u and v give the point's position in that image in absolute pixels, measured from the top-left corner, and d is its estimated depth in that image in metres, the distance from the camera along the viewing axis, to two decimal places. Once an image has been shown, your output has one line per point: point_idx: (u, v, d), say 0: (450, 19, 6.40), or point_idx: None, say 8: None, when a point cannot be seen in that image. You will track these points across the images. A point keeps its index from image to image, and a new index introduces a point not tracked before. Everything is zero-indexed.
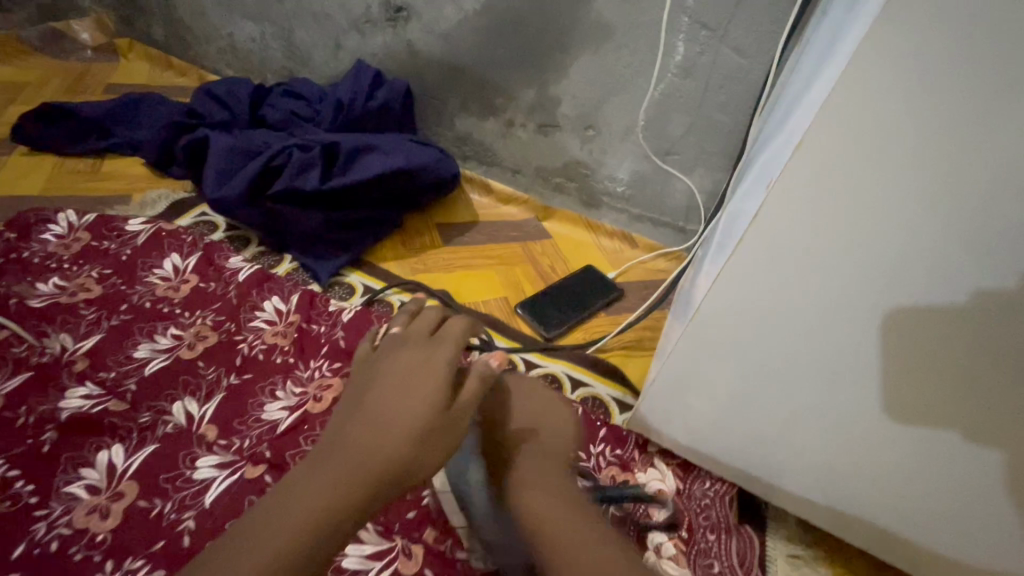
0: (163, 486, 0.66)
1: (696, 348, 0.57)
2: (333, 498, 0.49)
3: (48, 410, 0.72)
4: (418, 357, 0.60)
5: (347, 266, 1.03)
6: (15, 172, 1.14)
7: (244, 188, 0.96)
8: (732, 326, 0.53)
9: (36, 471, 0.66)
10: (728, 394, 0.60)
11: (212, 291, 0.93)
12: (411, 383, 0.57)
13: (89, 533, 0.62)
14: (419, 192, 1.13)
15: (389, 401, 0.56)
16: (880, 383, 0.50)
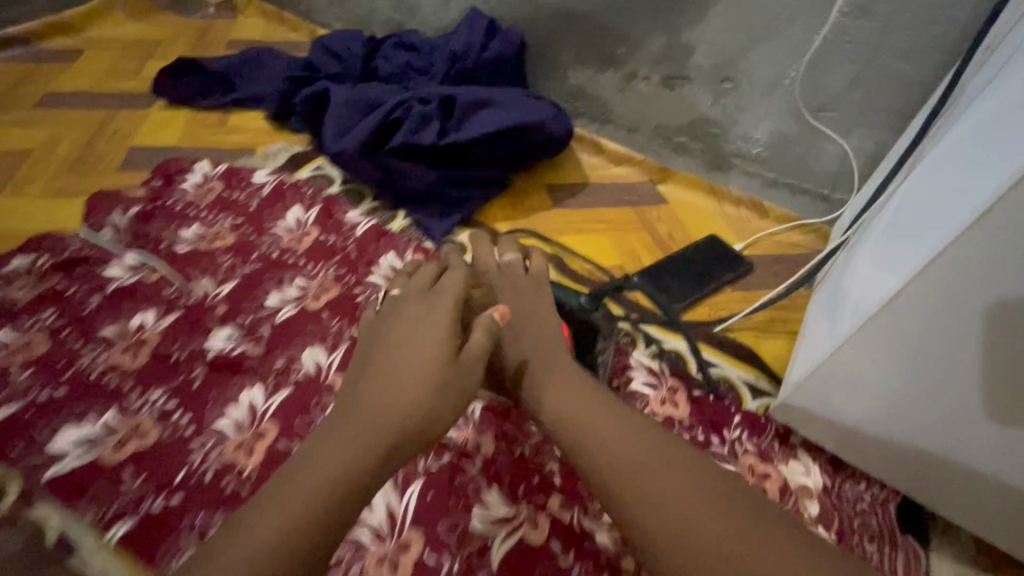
0: (299, 430, 0.69)
1: (851, 364, 0.58)
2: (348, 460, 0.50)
3: (196, 349, 0.77)
4: (417, 328, 0.62)
5: (460, 226, 1.00)
6: (155, 123, 1.21)
7: (364, 142, 0.96)
8: (887, 337, 0.54)
9: (190, 405, 0.71)
10: (880, 414, 0.59)
11: (332, 244, 0.94)
12: (413, 355, 0.59)
13: (236, 468, 0.66)
14: (531, 152, 1.07)
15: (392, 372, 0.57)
16: (949, 374, 0.53)
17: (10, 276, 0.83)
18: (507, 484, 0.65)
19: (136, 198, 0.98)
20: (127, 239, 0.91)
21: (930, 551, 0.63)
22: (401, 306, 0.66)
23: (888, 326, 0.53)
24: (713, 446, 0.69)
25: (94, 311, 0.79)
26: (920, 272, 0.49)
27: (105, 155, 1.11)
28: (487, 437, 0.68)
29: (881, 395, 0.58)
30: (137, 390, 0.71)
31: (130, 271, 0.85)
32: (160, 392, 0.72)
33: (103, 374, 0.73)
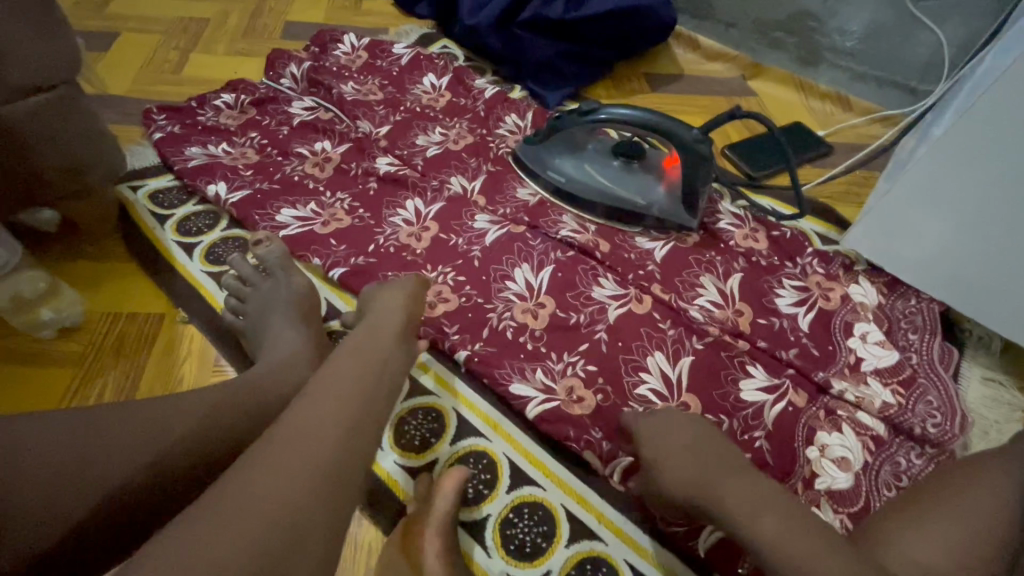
0: (454, 226, 0.88)
1: (907, 195, 0.74)
2: (333, 425, 0.46)
3: (369, 167, 0.96)
4: (374, 320, 0.62)
5: (570, 98, 1.15)
6: (302, 4, 1.38)
7: (496, 14, 1.12)
8: (940, 168, 0.70)
9: (370, 204, 0.91)
10: (928, 239, 0.75)
11: (464, 104, 1.11)
12: (369, 340, 0.58)
13: (410, 247, 0.85)
14: (637, 36, 1.20)
15: (353, 356, 0.55)
16: (983, 209, 0.69)
17: (220, 107, 1.04)
18: (618, 274, 0.82)
19: (304, 58, 1.16)
20: (301, 88, 1.11)
21: (964, 356, 0.77)
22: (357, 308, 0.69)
23: (942, 171, 0.70)
24: (787, 267, 0.84)
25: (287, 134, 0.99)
26: (972, 108, 0.64)
27: (267, 26, 1.29)
28: (603, 240, 0.85)
29: (931, 224, 0.74)
30: (329, 191, 0.92)
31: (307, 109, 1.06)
32: (347, 194, 0.92)
33: (302, 178, 0.94)
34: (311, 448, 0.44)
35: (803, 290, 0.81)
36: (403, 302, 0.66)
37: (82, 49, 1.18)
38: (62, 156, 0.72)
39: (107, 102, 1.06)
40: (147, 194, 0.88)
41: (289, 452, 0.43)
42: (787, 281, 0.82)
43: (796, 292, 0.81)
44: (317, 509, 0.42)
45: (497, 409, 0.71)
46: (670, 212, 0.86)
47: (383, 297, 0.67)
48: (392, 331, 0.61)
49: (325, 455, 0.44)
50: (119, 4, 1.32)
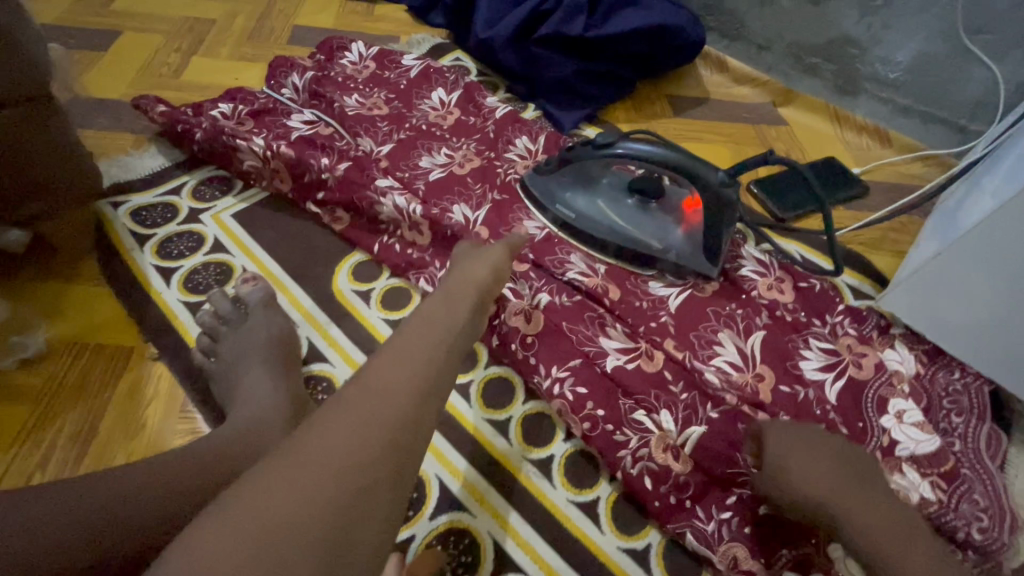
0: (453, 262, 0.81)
1: (960, 258, 0.65)
2: (401, 391, 0.45)
3: None
4: (457, 279, 0.60)
5: (587, 121, 1.07)
6: (312, 8, 1.32)
7: (513, 30, 1.04)
8: (1003, 232, 0.61)
9: (364, 235, 0.84)
10: (979, 308, 0.67)
11: (473, 124, 1.04)
12: (450, 303, 0.56)
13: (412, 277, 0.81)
14: (662, 57, 1.12)
15: (428, 318, 0.53)
16: None
17: (216, 117, 0.98)
18: (629, 325, 0.75)
19: (308, 67, 1.10)
20: (302, 98, 1.05)
21: (1011, 442, 0.69)
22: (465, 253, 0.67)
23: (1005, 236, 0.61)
24: (815, 326, 0.76)
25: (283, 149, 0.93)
26: None
27: (273, 30, 1.24)
28: (612, 286, 0.78)
29: (985, 293, 0.66)
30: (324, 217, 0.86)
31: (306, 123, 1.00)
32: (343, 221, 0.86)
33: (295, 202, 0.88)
34: (377, 418, 0.43)
35: (832, 354, 0.73)
36: (486, 270, 0.62)
37: (80, 48, 1.14)
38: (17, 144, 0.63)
39: (100, 106, 1.01)
40: (128, 210, 0.83)
41: (357, 415, 0.42)
42: (815, 342, 0.74)
43: (824, 356, 0.73)
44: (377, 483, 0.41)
45: (468, 462, 0.65)
46: (687, 259, 0.79)
47: (472, 256, 0.65)
48: (474, 295, 0.59)
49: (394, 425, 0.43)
50: (124, 0, 1.27)
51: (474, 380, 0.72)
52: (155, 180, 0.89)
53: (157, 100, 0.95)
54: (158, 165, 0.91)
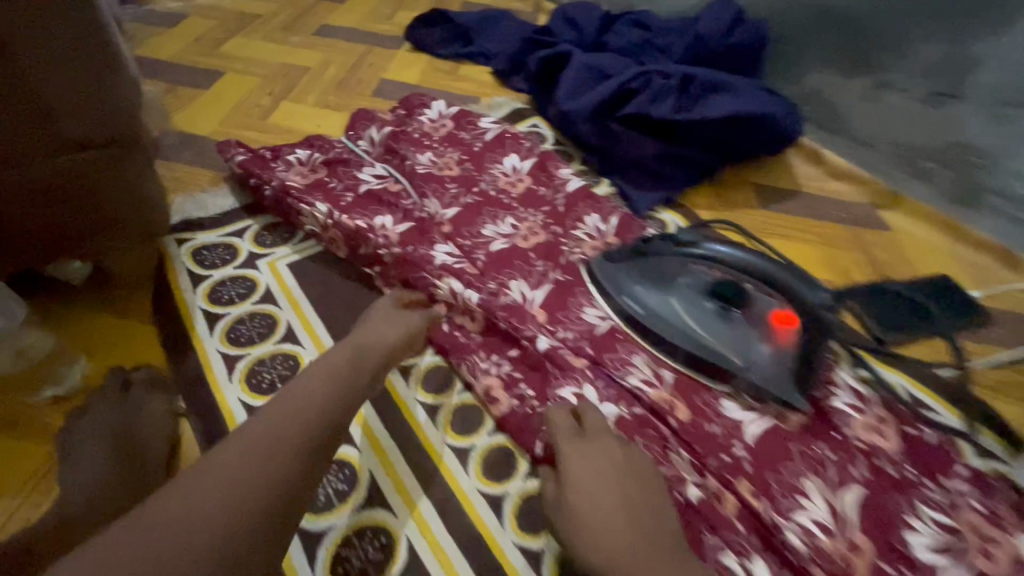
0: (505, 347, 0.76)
1: None
2: (278, 458, 0.47)
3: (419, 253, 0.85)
4: (358, 340, 0.62)
5: (663, 204, 1.00)
6: (400, 63, 1.35)
7: (595, 104, 1.00)
8: None
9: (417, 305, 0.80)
10: None
11: (542, 195, 1.00)
12: (344, 364, 0.58)
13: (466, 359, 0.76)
14: (751, 145, 1.05)
15: (322, 380, 0.55)
16: None
17: (292, 162, 0.98)
18: (698, 454, 0.65)
19: (387, 121, 1.11)
20: (376, 152, 1.05)
21: None
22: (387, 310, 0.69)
23: None
24: (930, 492, 0.63)
25: (348, 202, 0.92)
26: None
27: (360, 81, 1.27)
28: (680, 404, 0.69)
29: None
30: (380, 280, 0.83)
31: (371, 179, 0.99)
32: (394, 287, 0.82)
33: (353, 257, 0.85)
34: (265, 485, 0.45)
35: (950, 532, 0.60)
36: (400, 335, 0.66)
37: (186, 85, 1.21)
38: (70, 135, 0.58)
39: (188, 141, 1.05)
40: (191, 248, 0.83)
41: (225, 474, 0.45)
42: (931, 515, 0.61)
43: (938, 534, 0.60)
44: (257, 543, 0.43)
45: None
46: (772, 382, 0.68)
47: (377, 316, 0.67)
48: (377, 359, 0.62)
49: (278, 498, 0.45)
50: (231, 44, 1.36)
51: (507, 495, 0.67)
52: (223, 220, 0.89)
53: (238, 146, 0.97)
54: (230, 206, 0.92)
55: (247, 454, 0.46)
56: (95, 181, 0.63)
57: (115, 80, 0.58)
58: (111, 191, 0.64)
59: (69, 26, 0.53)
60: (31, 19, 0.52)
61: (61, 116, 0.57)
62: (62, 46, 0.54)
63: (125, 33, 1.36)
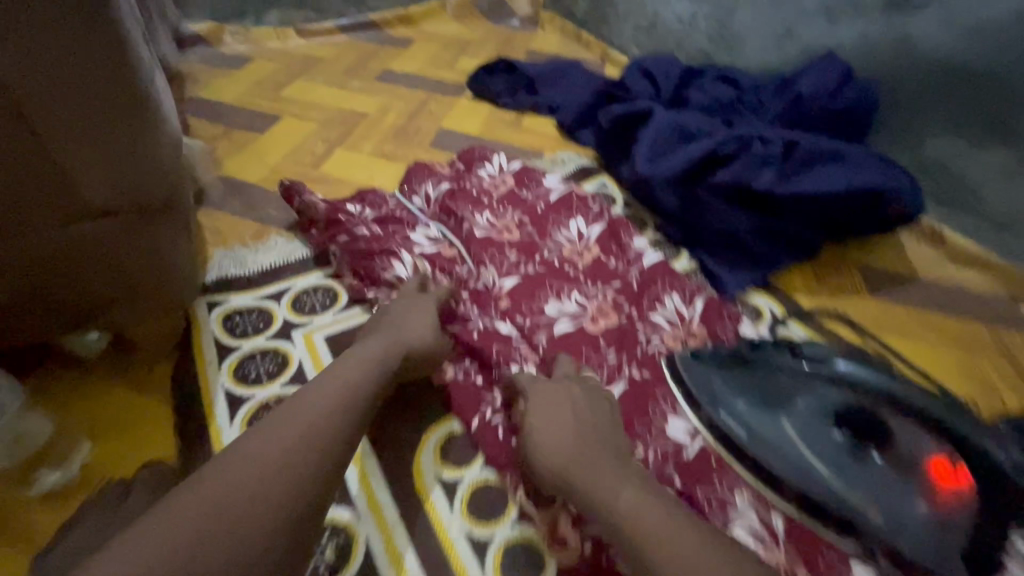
0: None
1: None
2: (323, 420, 0.49)
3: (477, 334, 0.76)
4: (391, 333, 0.65)
5: (756, 286, 0.86)
6: (460, 112, 1.29)
7: (680, 169, 0.89)
8: None
9: (468, 399, 0.70)
10: None
11: (613, 268, 0.88)
12: (379, 355, 0.60)
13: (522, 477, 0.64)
14: (862, 222, 0.91)
15: (361, 361, 0.58)
16: None
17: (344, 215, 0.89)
18: None
19: (445, 176, 1.02)
20: (432, 211, 0.96)
21: None
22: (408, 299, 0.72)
23: None
24: None
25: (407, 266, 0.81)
26: None
27: (418, 130, 1.21)
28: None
29: None
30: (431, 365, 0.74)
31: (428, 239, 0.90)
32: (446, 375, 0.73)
33: None
34: (301, 430, 0.47)
35: None
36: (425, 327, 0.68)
37: (242, 128, 1.17)
38: (88, 196, 0.51)
39: (237, 189, 0.99)
40: (222, 313, 0.75)
41: (283, 437, 0.46)
42: None
43: None
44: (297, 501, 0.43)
45: None
46: (898, 520, 0.54)
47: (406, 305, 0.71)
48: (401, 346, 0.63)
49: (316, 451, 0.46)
50: (292, 88, 1.33)
51: None
52: (261, 280, 0.81)
53: (305, 190, 0.91)
54: (273, 263, 0.84)
55: (296, 413, 0.48)
56: (111, 245, 0.55)
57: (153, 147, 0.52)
58: (129, 256, 0.57)
59: (106, 87, 0.46)
60: (64, 76, 0.45)
61: (78, 174, 0.50)
62: (92, 105, 0.47)
63: (191, 74, 1.36)
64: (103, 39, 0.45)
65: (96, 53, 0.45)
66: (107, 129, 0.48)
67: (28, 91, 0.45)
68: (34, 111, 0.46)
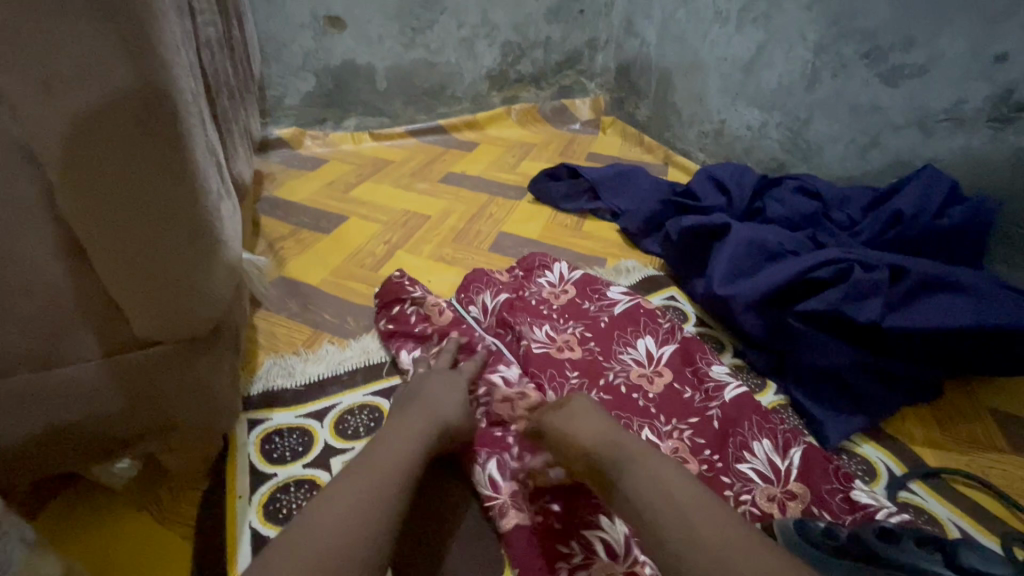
0: None
1: None
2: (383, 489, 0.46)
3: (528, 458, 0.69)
4: (427, 404, 0.61)
5: (863, 432, 0.73)
6: (520, 215, 1.28)
7: (766, 293, 0.80)
8: None
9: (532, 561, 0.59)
10: None
11: (690, 399, 0.77)
12: (420, 427, 0.56)
13: None
14: (991, 361, 0.77)
15: (404, 435, 0.54)
16: None
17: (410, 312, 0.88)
18: None
19: (503, 285, 0.98)
20: (489, 324, 0.91)
21: None
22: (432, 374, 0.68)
23: None
24: None
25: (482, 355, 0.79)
26: None
27: (479, 233, 1.21)
28: None
29: None
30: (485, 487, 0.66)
31: (517, 382, 0.78)
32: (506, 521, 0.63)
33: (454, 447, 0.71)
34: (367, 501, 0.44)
35: None
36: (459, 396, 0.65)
37: (309, 228, 1.21)
38: (136, 327, 0.50)
39: (295, 291, 0.99)
40: (261, 434, 0.70)
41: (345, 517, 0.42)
42: None
43: None
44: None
45: None
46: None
47: (440, 377, 0.66)
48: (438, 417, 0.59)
49: (373, 541, 0.42)
50: (360, 189, 1.39)
51: None
52: (307, 394, 0.77)
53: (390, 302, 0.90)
54: (321, 374, 0.80)
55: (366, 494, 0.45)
56: (151, 373, 0.53)
57: (205, 280, 0.50)
58: (168, 384, 0.54)
59: (159, 222, 0.46)
60: (123, 210, 0.44)
61: (126, 302, 0.49)
62: (148, 236, 0.46)
63: (271, 176, 1.45)
64: (167, 174, 0.44)
65: (156, 187, 0.44)
66: (160, 259, 0.47)
67: (85, 230, 0.44)
68: (90, 242, 0.45)
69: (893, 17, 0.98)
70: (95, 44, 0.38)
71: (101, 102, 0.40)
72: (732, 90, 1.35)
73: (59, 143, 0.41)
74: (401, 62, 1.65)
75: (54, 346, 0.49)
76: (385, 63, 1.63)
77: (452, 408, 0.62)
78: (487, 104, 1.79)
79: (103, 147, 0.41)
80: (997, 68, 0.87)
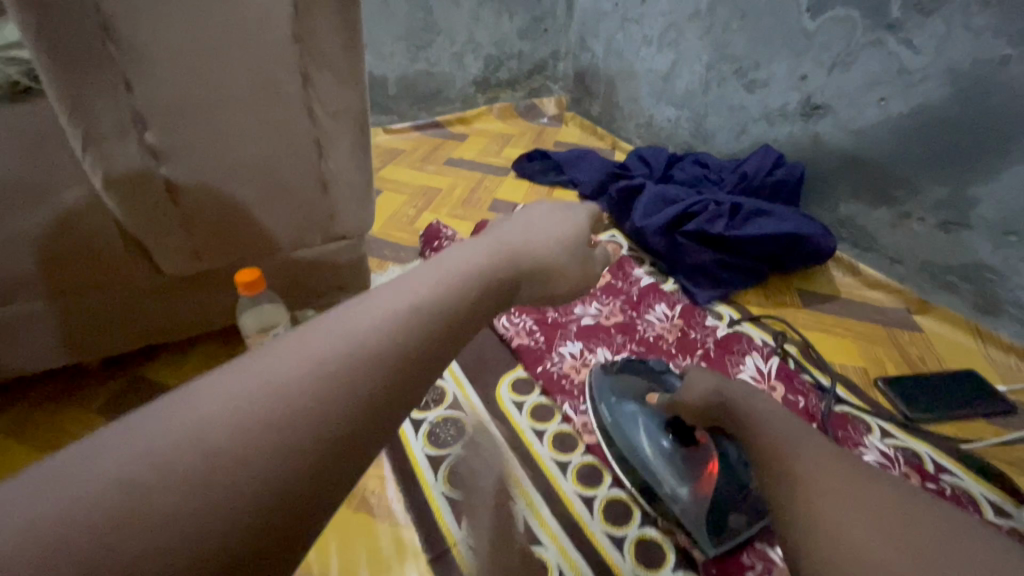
0: None
1: None
2: (414, 316, 0.42)
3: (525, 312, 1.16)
4: (516, 238, 0.58)
5: (719, 298, 1.26)
6: (508, 187, 1.77)
7: (665, 222, 1.32)
8: None
9: (534, 355, 1.06)
10: None
11: (619, 286, 1.28)
12: (492, 263, 0.53)
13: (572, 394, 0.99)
14: (794, 258, 1.32)
15: (463, 262, 0.51)
16: None
17: (446, 245, 1.36)
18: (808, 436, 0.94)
19: None
20: None
21: None
22: (543, 213, 0.65)
23: None
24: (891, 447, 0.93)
25: None
26: None
27: (479, 200, 1.69)
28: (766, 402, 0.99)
29: None
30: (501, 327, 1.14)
31: None
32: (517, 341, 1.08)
33: None
34: (373, 323, 0.41)
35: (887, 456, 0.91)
36: (560, 240, 0.62)
37: None
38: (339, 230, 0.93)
39: None
40: None
41: (346, 345, 0.38)
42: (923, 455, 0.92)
43: (880, 454, 0.91)
44: (328, 423, 0.34)
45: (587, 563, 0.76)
46: (689, 513, 0.78)
47: (543, 214, 0.64)
48: (533, 260, 0.58)
49: (386, 357, 0.39)
50: (386, 172, 1.85)
51: (598, 495, 0.84)
52: None
53: (433, 241, 1.38)
54: (394, 283, 1.28)
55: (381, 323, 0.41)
56: (333, 256, 0.98)
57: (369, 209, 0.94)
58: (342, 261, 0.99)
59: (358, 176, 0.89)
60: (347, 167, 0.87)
61: (337, 214, 0.91)
62: (352, 179, 0.88)
63: None
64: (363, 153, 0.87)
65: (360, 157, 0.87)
66: (357, 185, 0.90)
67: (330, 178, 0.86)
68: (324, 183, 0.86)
69: (750, 47, 1.51)
70: (343, 80, 0.79)
71: (342, 106, 0.81)
72: (656, 94, 1.87)
73: (333, 133, 0.82)
74: (407, 73, 2.10)
75: (292, 227, 0.88)
76: (395, 73, 2.08)
77: (535, 251, 0.59)
78: (474, 104, 2.27)
79: (343, 136, 0.83)
80: (802, 83, 1.39)
